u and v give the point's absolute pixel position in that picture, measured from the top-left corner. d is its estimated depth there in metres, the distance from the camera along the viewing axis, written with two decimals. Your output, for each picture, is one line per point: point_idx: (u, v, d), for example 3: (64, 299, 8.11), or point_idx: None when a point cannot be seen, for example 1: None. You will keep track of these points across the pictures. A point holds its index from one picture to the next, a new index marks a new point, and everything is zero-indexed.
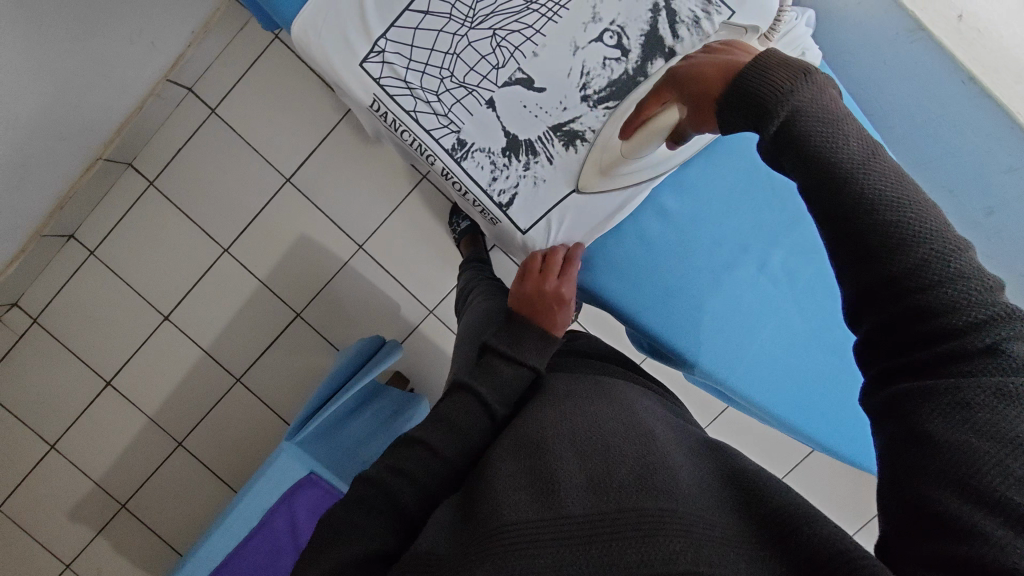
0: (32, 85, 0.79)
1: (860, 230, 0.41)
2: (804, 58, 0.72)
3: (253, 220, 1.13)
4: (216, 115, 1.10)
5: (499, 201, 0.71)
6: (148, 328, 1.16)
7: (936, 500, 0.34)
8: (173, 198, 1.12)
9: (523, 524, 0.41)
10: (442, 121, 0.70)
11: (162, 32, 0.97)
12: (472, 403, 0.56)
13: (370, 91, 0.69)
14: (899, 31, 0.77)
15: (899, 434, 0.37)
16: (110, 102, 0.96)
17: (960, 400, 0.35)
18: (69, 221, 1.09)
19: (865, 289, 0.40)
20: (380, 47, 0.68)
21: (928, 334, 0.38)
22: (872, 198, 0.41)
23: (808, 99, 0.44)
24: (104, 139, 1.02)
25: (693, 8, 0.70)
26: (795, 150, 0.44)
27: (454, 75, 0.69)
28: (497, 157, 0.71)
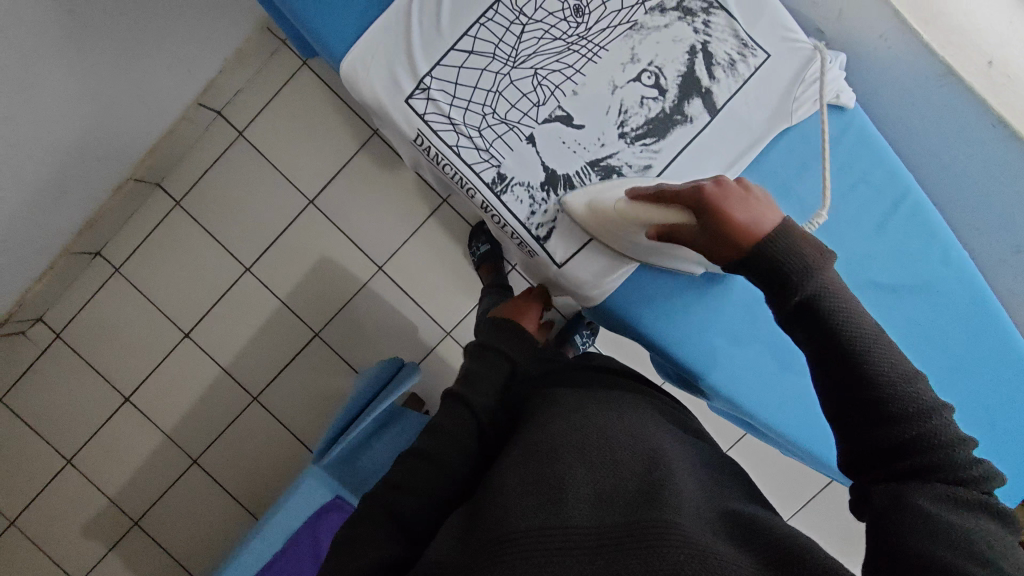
0: (71, 105, 0.83)
1: (881, 393, 0.47)
2: (838, 100, 0.73)
3: (277, 241, 1.15)
4: (243, 138, 1.13)
5: (537, 234, 0.72)
6: (169, 345, 1.17)
7: (940, 556, 0.40)
8: (199, 217, 1.14)
9: (531, 531, 0.44)
10: (483, 156, 0.71)
11: (198, 60, 1.00)
12: (466, 416, 0.59)
13: (414, 125, 0.70)
14: (927, 73, 0.76)
15: (898, 512, 0.44)
16: (143, 125, 1.00)
17: (949, 499, 0.44)
18: (97, 239, 1.11)
19: (847, 400, 0.48)
20: (425, 85, 0.70)
21: (906, 444, 0.45)
22: (889, 373, 0.47)
23: (826, 283, 0.49)
24: (135, 160, 1.05)
25: (728, 51, 0.72)
26: (810, 316, 0.49)
27: (496, 111, 0.71)
28: (536, 191, 0.72)
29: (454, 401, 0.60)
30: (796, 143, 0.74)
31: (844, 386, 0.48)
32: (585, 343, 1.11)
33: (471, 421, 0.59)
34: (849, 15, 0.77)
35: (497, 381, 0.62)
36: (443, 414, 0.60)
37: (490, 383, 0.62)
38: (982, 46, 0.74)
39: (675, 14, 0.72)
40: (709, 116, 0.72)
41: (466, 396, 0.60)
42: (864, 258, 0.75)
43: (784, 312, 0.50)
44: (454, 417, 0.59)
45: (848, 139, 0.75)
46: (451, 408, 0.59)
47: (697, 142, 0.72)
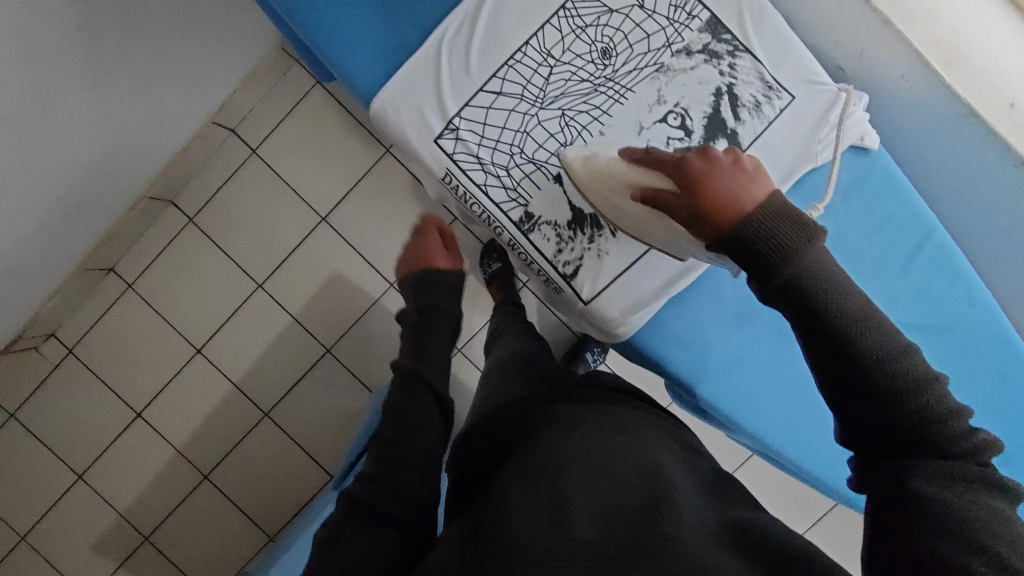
0: (89, 129, 0.84)
1: (871, 376, 0.45)
2: (862, 141, 0.74)
3: (288, 258, 1.16)
4: (256, 155, 1.13)
5: (564, 271, 0.73)
6: (180, 361, 1.17)
7: (944, 551, 0.40)
8: (211, 233, 1.15)
9: (535, 545, 0.47)
10: (510, 195, 0.72)
11: (213, 81, 1.01)
12: (423, 404, 0.73)
13: (443, 164, 0.72)
14: (950, 113, 0.75)
15: (899, 503, 0.44)
16: (158, 144, 1.01)
17: (947, 477, 0.43)
18: (110, 256, 1.12)
19: (844, 392, 0.46)
20: (454, 124, 0.71)
21: (909, 430, 0.44)
22: (879, 355, 0.45)
23: (810, 261, 0.47)
24: (149, 179, 1.06)
25: (754, 92, 0.72)
26: (793, 296, 0.47)
27: (524, 151, 0.72)
28: (563, 229, 0.73)
29: (411, 380, 0.76)
30: (821, 187, 0.74)
31: (835, 372, 0.47)
32: (596, 360, 1.11)
33: (428, 392, 0.75)
34: (871, 53, 0.77)
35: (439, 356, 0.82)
36: (405, 391, 0.75)
37: (431, 346, 0.83)
38: (1004, 87, 0.72)
39: (701, 57, 0.72)
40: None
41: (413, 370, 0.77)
42: (893, 297, 0.76)
43: (765, 290, 0.48)
44: (416, 395, 0.74)
45: (872, 179, 0.75)
46: (407, 384, 0.75)
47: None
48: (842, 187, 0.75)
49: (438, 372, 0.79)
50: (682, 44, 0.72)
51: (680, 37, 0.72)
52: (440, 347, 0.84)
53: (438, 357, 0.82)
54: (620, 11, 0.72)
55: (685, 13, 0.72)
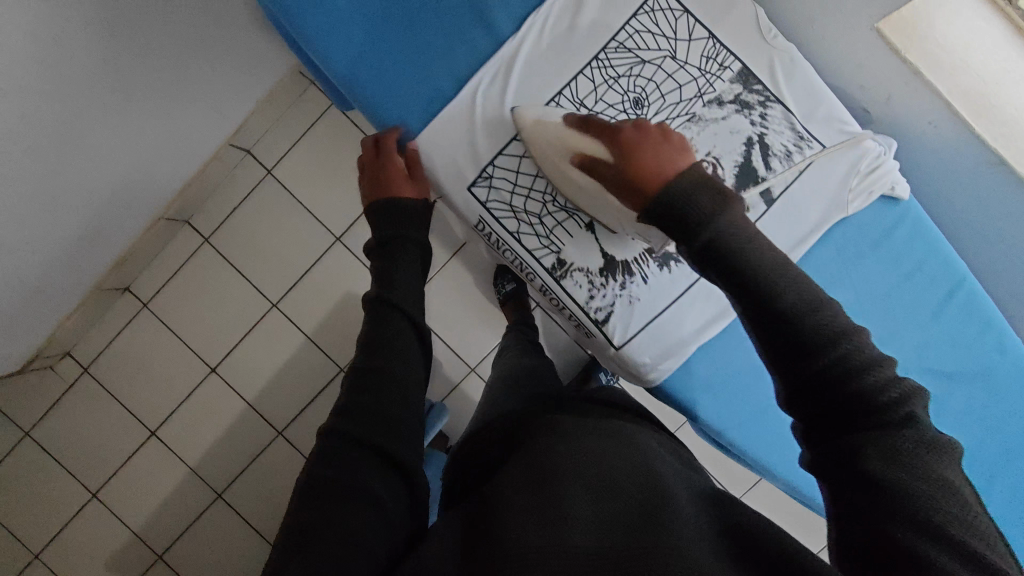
0: (111, 157, 0.86)
1: (814, 352, 0.48)
2: (893, 191, 0.74)
3: (302, 278, 1.16)
4: (271, 175, 1.14)
5: (596, 317, 0.74)
6: (195, 379, 1.18)
7: (904, 540, 0.42)
8: (226, 253, 1.16)
9: (532, 551, 0.43)
10: (543, 242, 0.73)
11: (231, 105, 1.02)
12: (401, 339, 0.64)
13: (476, 212, 0.73)
14: (977, 160, 0.74)
15: (857, 484, 0.45)
16: (177, 168, 1.02)
17: (900, 453, 0.45)
18: (126, 275, 1.12)
19: (795, 380, 0.49)
20: (487, 173, 0.72)
21: (858, 413, 0.47)
22: (826, 332, 0.48)
23: (728, 227, 0.53)
24: (167, 200, 1.07)
25: (785, 142, 0.73)
26: (720, 260, 0.52)
27: (556, 199, 0.73)
28: (595, 276, 0.73)
29: (385, 306, 0.65)
30: (850, 236, 0.76)
31: (786, 352, 0.49)
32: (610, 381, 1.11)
33: (404, 326, 0.65)
34: (898, 99, 0.76)
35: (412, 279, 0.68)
36: (379, 323, 0.64)
37: (400, 271, 0.68)
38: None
39: (732, 107, 0.72)
40: (765, 205, 0.73)
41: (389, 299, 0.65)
42: (922, 346, 0.76)
43: (692, 253, 0.54)
44: (392, 327, 0.64)
45: (904, 230, 0.76)
46: (380, 311, 0.64)
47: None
48: (874, 236, 0.76)
49: (410, 296, 0.67)
50: (713, 94, 0.72)
51: (711, 87, 0.72)
52: (412, 271, 0.68)
53: (413, 276, 0.68)
54: (652, 61, 0.72)
55: (717, 63, 0.72)
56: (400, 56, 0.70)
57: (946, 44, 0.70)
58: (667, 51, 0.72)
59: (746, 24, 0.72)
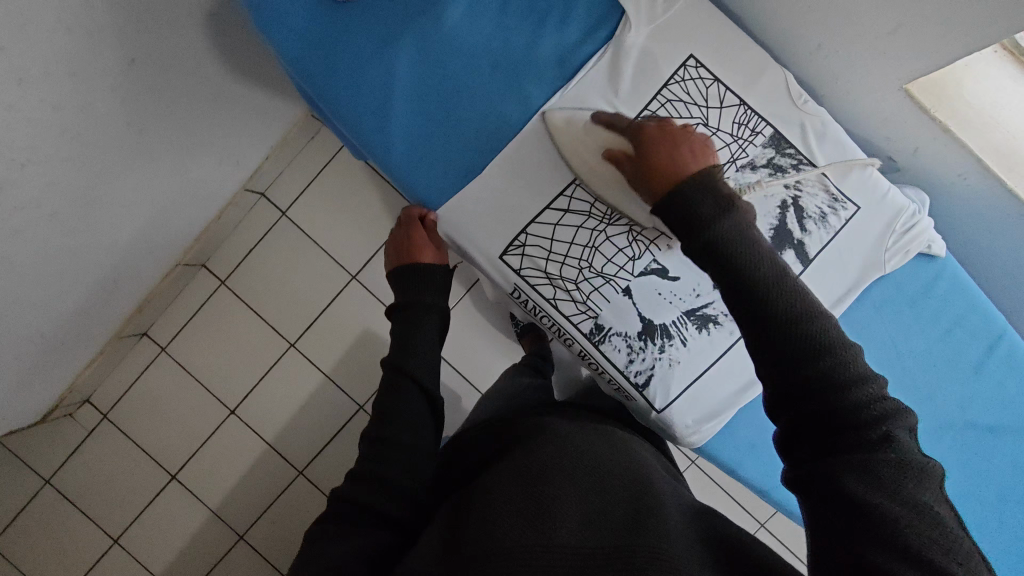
0: (134, 211, 0.87)
1: (801, 360, 0.48)
2: (929, 250, 0.74)
3: (318, 319, 1.17)
4: (286, 218, 1.16)
5: (635, 381, 0.72)
6: (214, 422, 1.18)
7: (869, 554, 0.41)
8: (243, 295, 1.17)
9: (515, 546, 0.42)
10: (580, 308, 0.71)
11: (246, 152, 1.04)
12: (417, 402, 0.63)
13: (511, 280, 0.71)
14: (1008, 213, 0.70)
15: (828, 493, 0.45)
16: (194, 215, 1.03)
17: (875, 468, 0.44)
18: (145, 321, 1.13)
19: (780, 384, 0.49)
20: (521, 241, 0.70)
21: (839, 429, 0.46)
22: (815, 344, 0.48)
23: (734, 224, 0.54)
24: (184, 246, 1.08)
25: (819, 204, 0.72)
26: (722, 254, 0.53)
27: (592, 265, 0.71)
28: (634, 340, 0.72)
29: (400, 375, 0.65)
30: (888, 292, 0.75)
31: (780, 358, 0.49)
32: None
33: (419, 394, 0.64)
34: (926, 153, 0.72)
35: (431, 345, 0.68)
36: (395, 392, 0.64)
37: (416, 336, 0.67)
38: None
39: (765, 171, 0.71)
40: (802, 265, 0.72)
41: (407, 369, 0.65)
42: (966, 402, 0.75)
43: (694, 245, 0.55)
44: (409, 399, 0.63)
45: (941, 286, 0.75)
46: (395, 379, 0.64)
47: None
48: (909, 292, 0.75)
49: (429, 367, 0.66)
50: (746, 158, 0.71)
51: (744, 152, 0.70)
52: (432, 338, 0.68)
53: (431, 345, 0.68)
54: None
55: (749, 129, 0.70)
56: (428, 127, 0.69)
57: (974, 100, 0.67)
58: (699, 118, 0.70)
59: (777, 90, 0.71)
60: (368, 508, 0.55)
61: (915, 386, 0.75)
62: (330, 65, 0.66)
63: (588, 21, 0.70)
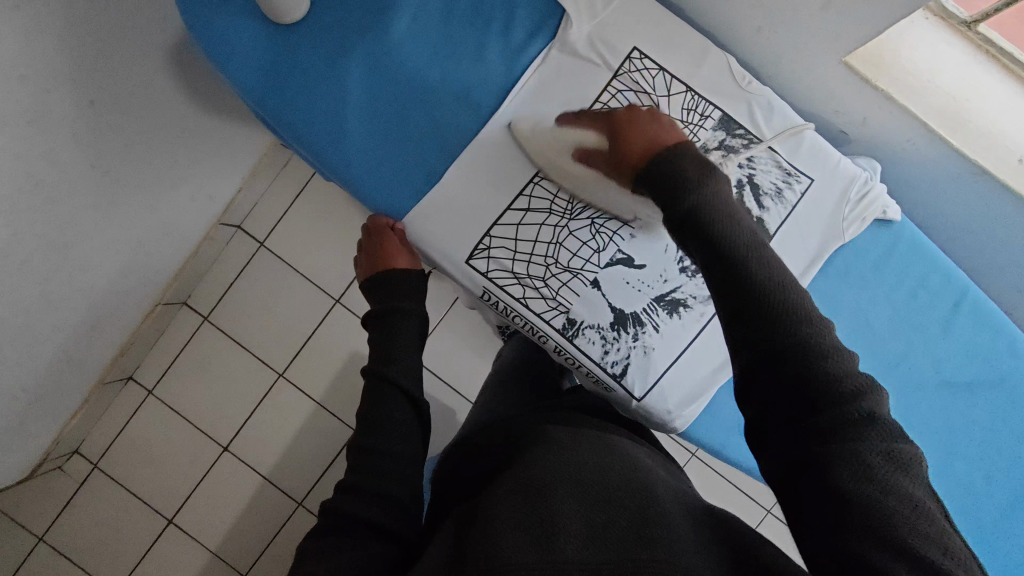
0: (108, 254, 0.87)
1: (786, 351, 0.48)
2: (885, 215, 0.75)
3: (305, 345, 1.17)
4: (264, 248, 1.16)
5: (612, 371, 0.72)
6: (207, 461, 1.16)
7: (867, 552, 0.41)
8: (227, 329, 1.16)
9: (520, 566, 0.42)
10: (550, 304, 0.71)
11: (217, 186, 1.04)
12: (401, 406, 0.64)
13: (479, 284, 0.71)
14: (962, 172, 0.71)
15: (821, 489, 0.45)
16: (171, 253, 1.03)
17: (865, 462, 0.45)
18: (129, 365, 1.12)
19: (767, 377, 0.48)
20: (486, 244, 0.70)
21: (819, 420, 0.46)
22: (799, 336, 0.48)
23: (711, 193, 0.54)
24: (163, 285, 1.08)
25: (774, 180, 0.73)
26: (699, 233, 0.53)
27: (558, 261, 0.71)
28: (607, 331, 0.72)
29: (381, 382, 0.65)
30: (853, 262, 0.76)
31: (766, 348, 0.49)
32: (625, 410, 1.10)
33: (403, 399, 0.65)
34: (874, 122, 0.73)
35: (411, 352, 0.69)
36: (378, 400, 0.64)
37: (395, 343, 0.68)
38: (1010, 146, 0.69)
39: (718, 153, 0.72)
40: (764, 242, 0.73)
41: (388, 374, 0.65)
42: (938, 361, 0.76)
43: (675, 220, 0.55)
44: (393, 407, 0.64)
45: (902, 250, 0.76)
46: (377, 387, 0.65)
47: None
48: (872, 259, 0.76)
49: (410, 372, 0.67)
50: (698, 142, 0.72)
51: (696, 137, 0.71)
52: (410, 344, 0.69)
53: (409, 350, 0.69)
54: None
55: (698, 114, 0.72)
56: (383, 139, 0.69)
57: (910, 68, 0.69)
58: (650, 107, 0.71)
59: (722, 75, 0.72)
60: (360, 518, 0.55)
61: (888, 351, 0.76)
62: (278, 90, 0.67)
63: (529, 22, 0.71)
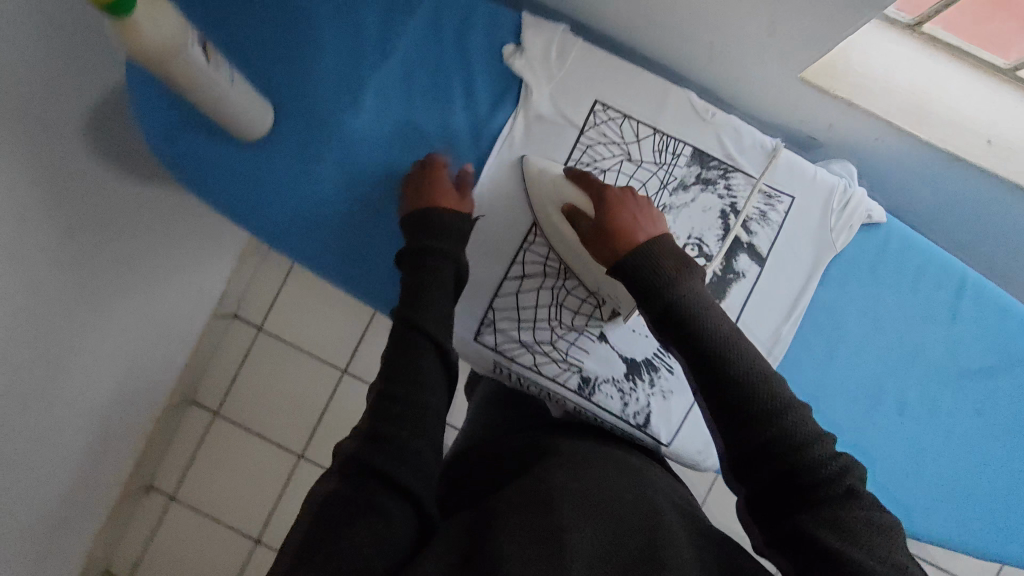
0: (109, 369, 0.86)
1: (762, 425, 0.48)
2: (872, 217, 0.75)
3: (320, 421, 1.16)
4: (263, 332, 1.17)
5: (636, 422, 0.71)
6: (240, 558, 1.12)
7: None
8: (240, 419, 1.16)
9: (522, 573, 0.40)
10: (563, 365, 0.71)
11: (208, 280, 1.05)
12: (432, 357, 0.55)
13: (489, 358, 0.71)
14: (933, 160, 0.73)
15: (809, 557, 0.46)
16: (172, 354, 1.03)
17: (848, 529, 0.45)
18: (147, 474, 1.10)
19: (745, 450, 0.49)
20: (489, 318, 0.71)
21: (799, 489, 0.47)
22: (777, 409, 0.49)
23: (687, 292, 0.54)
24: (170, 388, 1.07)
25: (757, 205, 0.74)
26: (682, 323, 0.52)
27: (563, 321, 0.71)
28: (623, 382, 0.71)
29: (411, 331, 0.56)
30: (850, 268, 0.76)
31: (744, 420, 0.49)
32: None
33: (434, 349, 0.56)
34: (839, 126, 0.74)
35: (444, 301, 0.59)
36: (405, 346, 0.56)
37: (427, 285, 0.59)
38: (977, 128, 0.70)
39: (697, 187, 0.73)
40: (758, 266, 0.74)
41: (420, 324, 0.56)
42: (953, 351, 0.76)
43: (657, 317, 0.54)
44: (422, 358, 0.55)
45: (894, 248, 0.76)
46: (401, 337, 0.56)
47: (759, 291, 0.74)
48: (868, 262, 0.76)
49: (443, 325, 0.58)
50: (675, 181, 0.73)
51: (672, 176, 0.72)
52: (444, 297, 0.59)
53: (441, 291, 0.59)
54: (610, 168, 0.72)
55: (670, 153, 0.73)
56: (362, 224, 0.71)
57: (865, 71, 0.68)
58: (622, 155, 0.72)
59: (685, 111, 0.73)
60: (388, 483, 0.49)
61: (902, 349, 0.76)
62: (248, 178, 0.69)
63: (488, 90, 0.73)
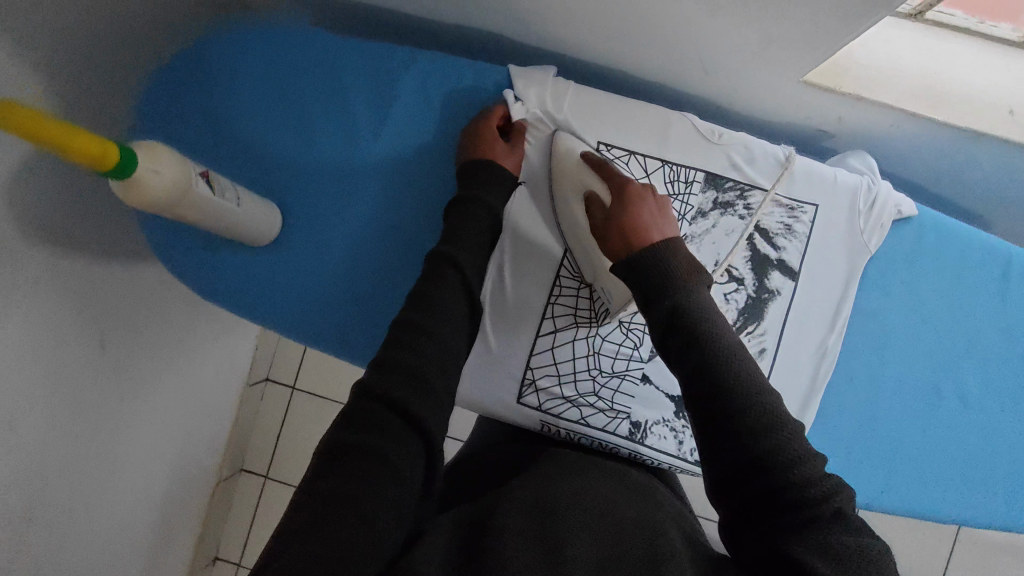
0: (158, 458, 0.87)
1: (749, 436, 0.45)
2: (901, 212, 0.73)
3: None
4: (298, 390, 1.18)
5: (693, 458, 0.71)
6: None
7: None
8: (290, 478, 1.17)
9: None
10: (610, 414, 0.71)
11: (237, 351, 1.07)
12: (456, 285, 0.54)
13: (536, 419, 0.70)
14: (954, 138, 0.70)
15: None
16: (215, 429, 1.05)
17: (834, 554, 0.41)
18: (211, 546, 1.12)
19: (730, 461, 0.46)
20: (529, 379, 0.70)
21: (786, 507, 0.44)
22: (767, 420, 0.45)
23: (686, 296, 0.51)
24: (218, 461, 1.09)
25: (779, 219, 0.72)
26: (681, 324, 0.50)
27: (603, 369, 0.71)
28: (674, 421, 0.72)
29: (442, 263, 0.55)
30: (887, 266, 0.74)
31: (732, 428, 0.46)
32: None
33: (460, 289, 0.54)
34: (849, 118, 0.71)
35: (477, 247, 0.58)
36: (430, 275, 0.55)
37: (461, 227, 0.59)
38: (997, 99, 0.67)
39: (716, 212, 0.71)
40: (793, 282, 0.72)
41: (454, 255, 0.55)
42: (1002, 330, 0.75)
43: (654, 321, 0.51)
44: (444, 284, 0.54)
45: (930, 237, 0.74)
46: (432, 266, 0.55)
47: (796, 307, 0.72)
48: (905, 257, 0.74)
49: (475, 266, 0.57)
50: (692, 210, 0.71)
51: (688, 205, 0.71)
52: (475, 234, 0.59)
53: (473, 232, 0.59)
54: None
55: (682, 182, 0.71)
56: (386, 310, 0.73)
57: (872, 64, 0.65)
58: None
59: (690, 136, 0.71)
60: (405, 422, 0.45)
61: (949, 337, 0.75)
62: (270, 296, 0.72)
63: None
